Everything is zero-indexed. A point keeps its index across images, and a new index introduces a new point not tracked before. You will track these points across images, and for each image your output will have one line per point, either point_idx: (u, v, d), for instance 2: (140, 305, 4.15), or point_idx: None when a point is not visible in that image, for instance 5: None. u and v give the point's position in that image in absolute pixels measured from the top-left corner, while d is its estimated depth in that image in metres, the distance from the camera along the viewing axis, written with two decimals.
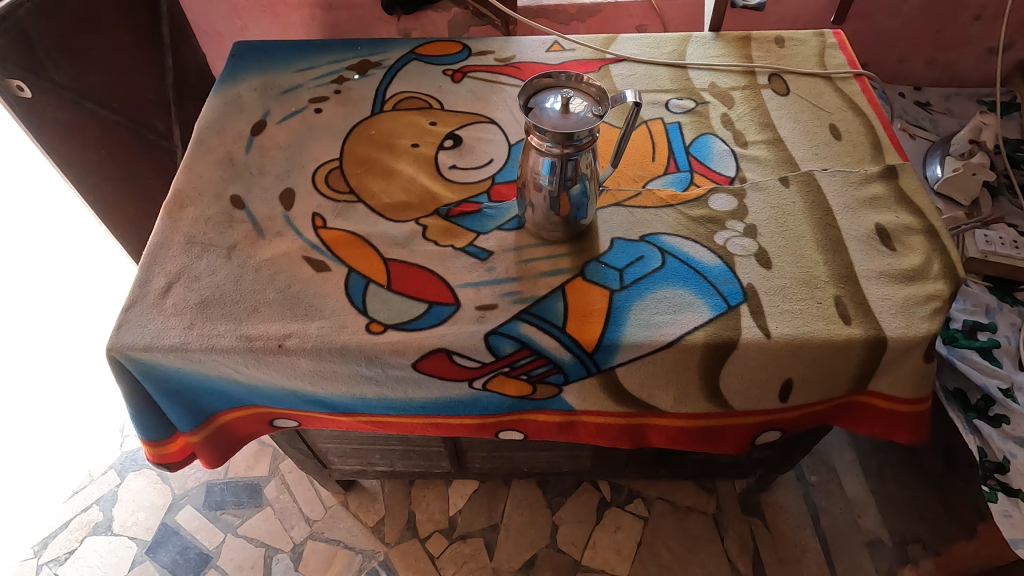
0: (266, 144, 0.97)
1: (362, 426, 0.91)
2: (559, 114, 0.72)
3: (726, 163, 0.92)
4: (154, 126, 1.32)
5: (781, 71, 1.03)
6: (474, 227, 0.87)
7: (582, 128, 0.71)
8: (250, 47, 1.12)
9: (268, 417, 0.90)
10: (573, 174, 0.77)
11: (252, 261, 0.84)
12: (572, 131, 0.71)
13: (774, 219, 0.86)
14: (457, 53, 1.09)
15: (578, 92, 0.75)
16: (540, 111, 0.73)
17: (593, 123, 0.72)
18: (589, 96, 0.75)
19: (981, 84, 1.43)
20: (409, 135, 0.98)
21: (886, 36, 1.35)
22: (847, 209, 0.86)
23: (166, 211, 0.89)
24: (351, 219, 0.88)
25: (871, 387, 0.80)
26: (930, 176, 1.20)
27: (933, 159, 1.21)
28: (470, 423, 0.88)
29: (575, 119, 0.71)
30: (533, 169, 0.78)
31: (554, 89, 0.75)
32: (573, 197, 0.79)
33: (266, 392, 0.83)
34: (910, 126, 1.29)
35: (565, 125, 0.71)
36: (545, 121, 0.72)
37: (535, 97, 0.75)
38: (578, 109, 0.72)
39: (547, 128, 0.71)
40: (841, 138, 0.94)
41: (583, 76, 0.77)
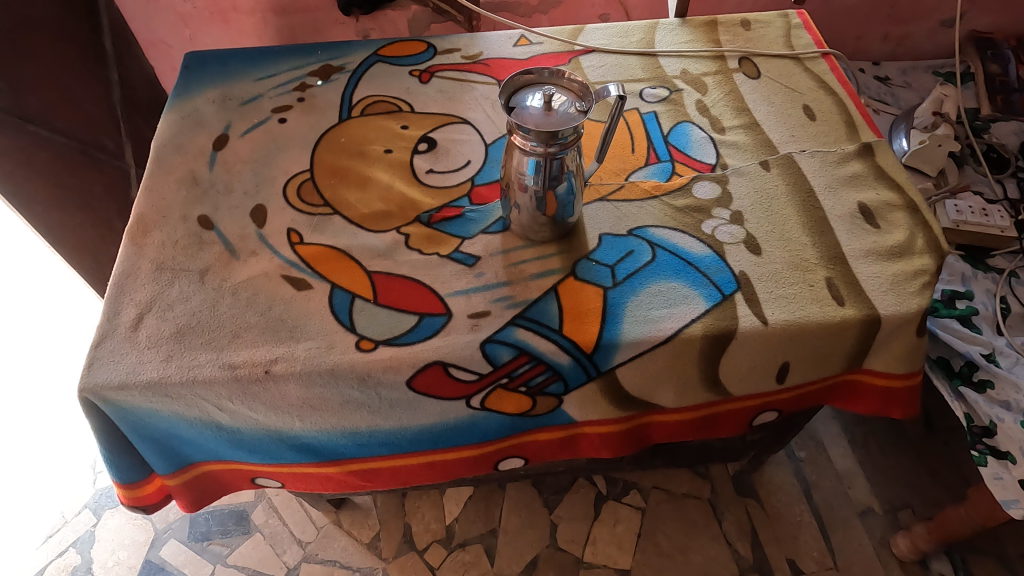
0: (230, 159, 0.93)
1: (350, 480, 0.89)
2: (542, 113, 0.70)
3: (705, 150, 0.92)
4: (105, 145, 1.25)
5: (751, 54, 1.03)
6: (458, 233, 0.84)
7: (566, 125, 0.69)
8: (203, 56, 1.06)
9: (252, 474, 0.88)
10: (558, 173, 0.75)
11: (228, 284, 0.80)
12: (557, 129, 0.69)
13: (759, 205, 0.85)
14: (423, 52, 1.06)
15: (561, 88, 0.73)
16: (522, 109, 0.70)
17: (578, 120, 0.70)
18: (571, 91, 0.73)
19: (935, 56, 1.46)
20: (381, 141, 0.94)
21: (843, 13, 1.37)
22: (829, 189, 0.86)
23: (129, 237, 0.84)
24: (329, 233, 0.84)
25: (866, 365, 0.81)
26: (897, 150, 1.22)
27: (898, 133, 1.23)
28: (469, 456, 0.87)
29: (559, 117, 0.69)
30: (517, 169, 0.76)
31: (536, 86, 0.73)
32: (559, 195, 0.77)
33: (252, 440, 0.81)
34: (873, 101, 1.31)
35: (549, 123, 0.69)
36: (528, 120, 0.70)
37: (516, 95, 0.72)
38: (561, 106, 0.70)
39: (530, 127, 0.69)
40: (816, 118, 0.94)
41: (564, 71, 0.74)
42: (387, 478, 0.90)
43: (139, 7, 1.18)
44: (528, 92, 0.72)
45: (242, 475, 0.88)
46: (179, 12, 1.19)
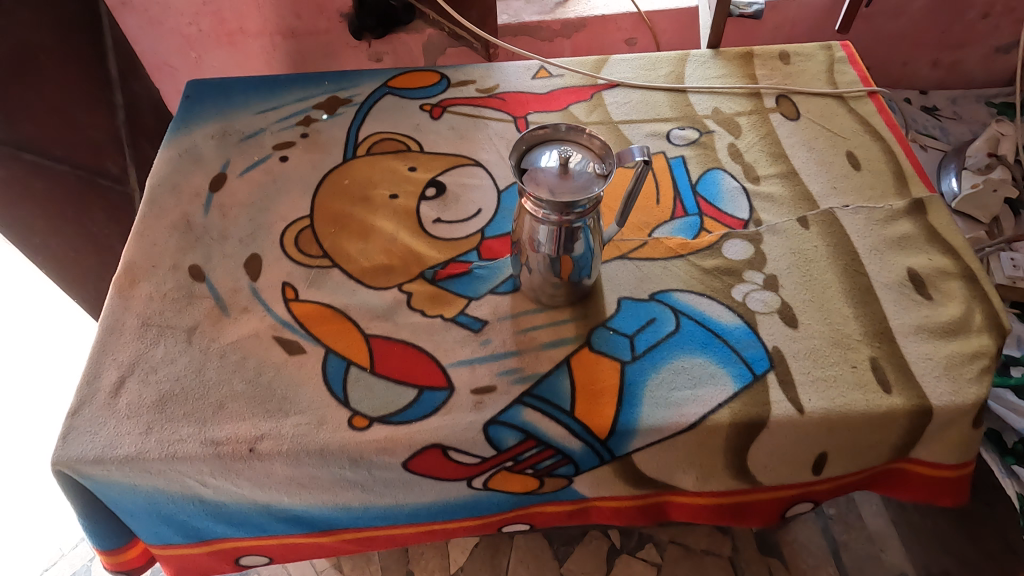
0: (226, 202, 0.87)
1: (345, 546, 0.84)
2: (557, 177, 0.63)
3: (738, 203, 0.84)
4: (108, 170, 1.21)
5: (789, 92, 0.95)
6: (464, 292, 0.78)
7: (584, 193, 0.62)
8: (205, 85, 1.01)
9: (237, 553, 0.83)
10: (574, 237, 0.68)
11: (215, 345, 0.75)
12: (573, 197, 0.62)
13: (795, 269, 0.77)
14: (435, 84, 1.00)
15: (579, 146, 0.66)
16: (535, 172, 0.63)
17: (597, 186, 0.63)
18: (591, 150, 0.66)
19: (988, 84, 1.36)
20: (386, 184, 0.88)
21: (888, 38, 1.27)
22: (875, 252, 0.78)
23: (116, 288, 0.79)
24: (326, 289, 0.78)
25: (913, 455, 0.72)
26: (946, 190, 1.16)
27: (947, 173, 1.17)
28: (472, 525, 0.81)
29: (576, 182, 0.62)
30: (530, 232, 0.69)
31: (551, 143, 0.66)
32: (576, 257, 0.70)
33: (239, 513, 0.75)
34: (919, 135, 1.23)
35: (564, 191, 0.62)
36: (542, 186, 0.63)
37: (529, 154, 0.65)
38: (579, 169, 0.63)
39: (544, 194, 0.62)
40: (861, 168, 0.86)
41: (582, 126, 0.67)
42: (384, 541, 0.84)
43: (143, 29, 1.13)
44: (542, 151, 0.65)
45: (223, 557, 0.83)
46: (185, 34, 1.14)
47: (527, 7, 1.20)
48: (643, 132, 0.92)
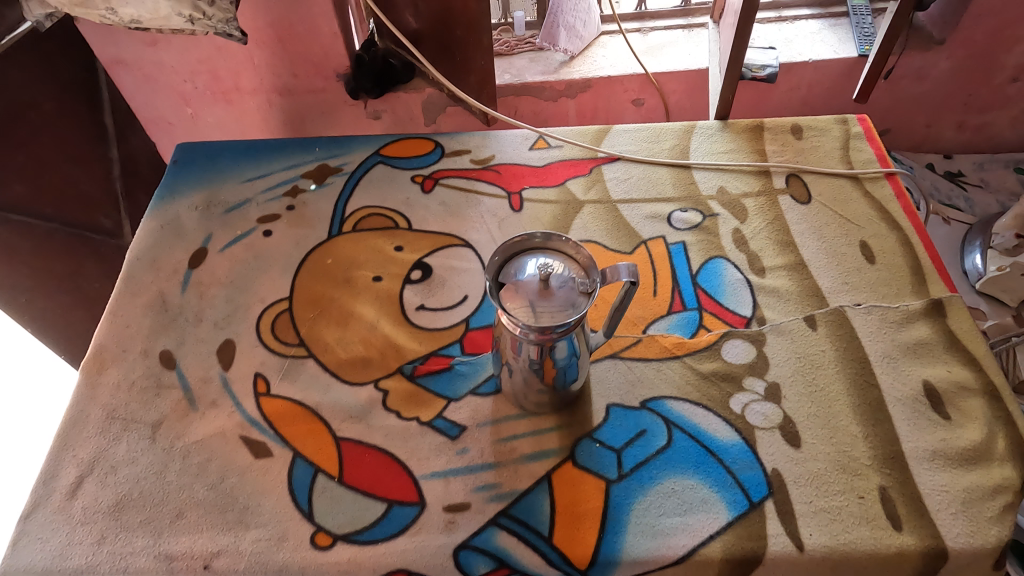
0: (204, 280, 0.84)
1: None
2: (537, 297, 0.58)
3: (741, 298, 0.78)
4: (101, 225, 1.20)
5: (800, 171, 0.89)
6: (443, 391, 0.73)
7: (565, 318, 0.57)
8: (194, 149, 0.98)
9: None
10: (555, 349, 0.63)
11: (179, 445, 0.71)
12: (553, 322, 0.57)
13: (800, 376, 0.71)
14: (429, 153, 0.96)
15: (562, 257, 0.61)
16: (513, 290, 0.59)
17: (580, 307, 0.58)
18: (574, 262, 0.61)
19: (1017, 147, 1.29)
20: (370, 265, 0.84)
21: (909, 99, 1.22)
22: (888, 361, 0.72)
23: (83, 375, 0.76)
24: (298, 383, 0.75)
25: None
26: (970, 266, 1.15)
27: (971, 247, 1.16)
28: None
29: (556, 303, 0.58)
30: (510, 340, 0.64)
31: (531, 254, 0.61)
32: (559, 361, 0.65)
33: None
34: (942, 207, 1.21)
35: (544, 314, 0.57)
36: (519, 308, 0.58)
37: (506, 266, 0.61)
38: (560, 287, 0.58)
39: (521, 318, 0.57)
40: (876, 261, 0.80)
41: (565, 236, 0.62)
42: None
43: (139, 86, 1.11)
44: (520, 265, 0.60)
45: None
46: (179, 92, 1.12)
47: (531, 66, 1.16)
48: (642, 213, 0.87)
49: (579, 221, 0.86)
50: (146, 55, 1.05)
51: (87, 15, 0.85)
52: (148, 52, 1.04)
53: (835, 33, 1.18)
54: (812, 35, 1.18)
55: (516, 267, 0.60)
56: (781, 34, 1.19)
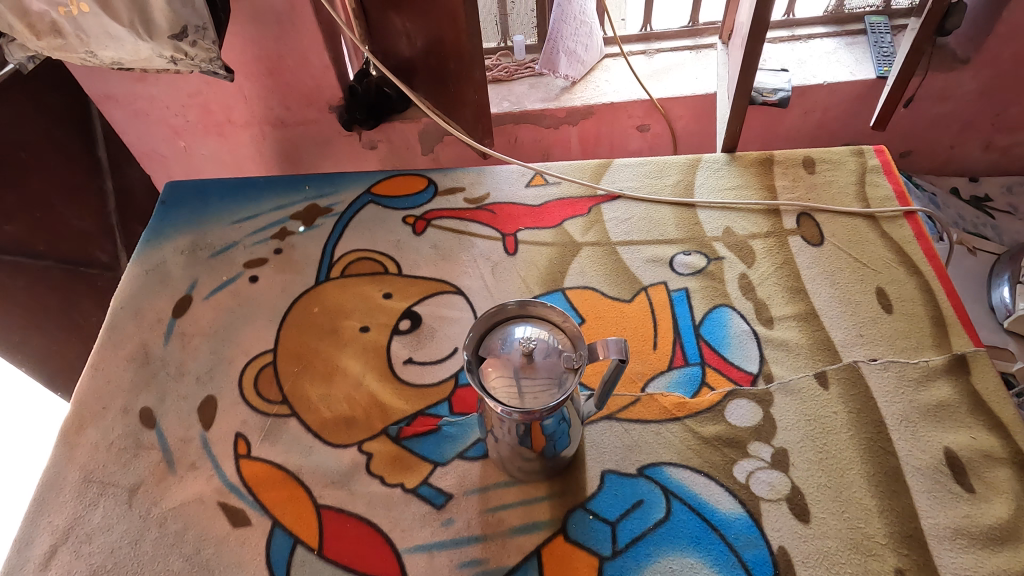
0: (188, 330, 0.82)
1: None
2: (519, 376, 0.54)
3: (747, 351, 0.73)
4: (93, 258, 1.18)
5: (812, 210, 0.84)
6: (430, 455, 0.69)
7: (550, 399, 0.54)
8: (182, 188, 0.96)
9: None
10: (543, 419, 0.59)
11: (156, 511, 0.68)
12: (536, 404, 0.54)
13: (810, 441, 0.67)
14: (422, 192, 0.93)
15: (547, 327, 0.57)
16: (492, 368, 0.55)
17: (565, 386, 0.54)
18: (561, 333, 0.57)
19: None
20: (358, 314, 0.81)
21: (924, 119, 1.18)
22: (906, 424, 0.66)
23: (61, 435, 0.74)
24: (280, 444, 0.72)
25: None
26: (998, 301, 1.13)
27: (999, 280, 1.13)
28: None
29: (539, 383, 0.54)
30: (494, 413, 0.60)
31: (513, 324, 0.58)
32: (547, 427, 0.59)
33: None
34: (969, 238, 1.18)
35: (526, 396, 0.54)
36: (500, 389, 0.55)
37: (487, 339, 0.57)
38: (543, 364, 0.55)
39: (502, 401, 0.54)
40: (893, 311, 0.75)
41: (547, 303, 0.59)
42: None
43: (130, 120, 1.11)
44: (501, 338, 0.56)
45: None
46: (171, 124, 1.11)
47: (530, 92, 1.17)
48: (643, 256, 0.82)
49: (576, 265, 0.82)
50: (136, 90, 1.04)
51: (66, 59, 0.82)
52: (138, 87, 1.04)
53: (852, 52, 1.17)
54: (828, 54, 1.17)
55: (497, 341, 0.56)
56: (795, 54, 1.18)
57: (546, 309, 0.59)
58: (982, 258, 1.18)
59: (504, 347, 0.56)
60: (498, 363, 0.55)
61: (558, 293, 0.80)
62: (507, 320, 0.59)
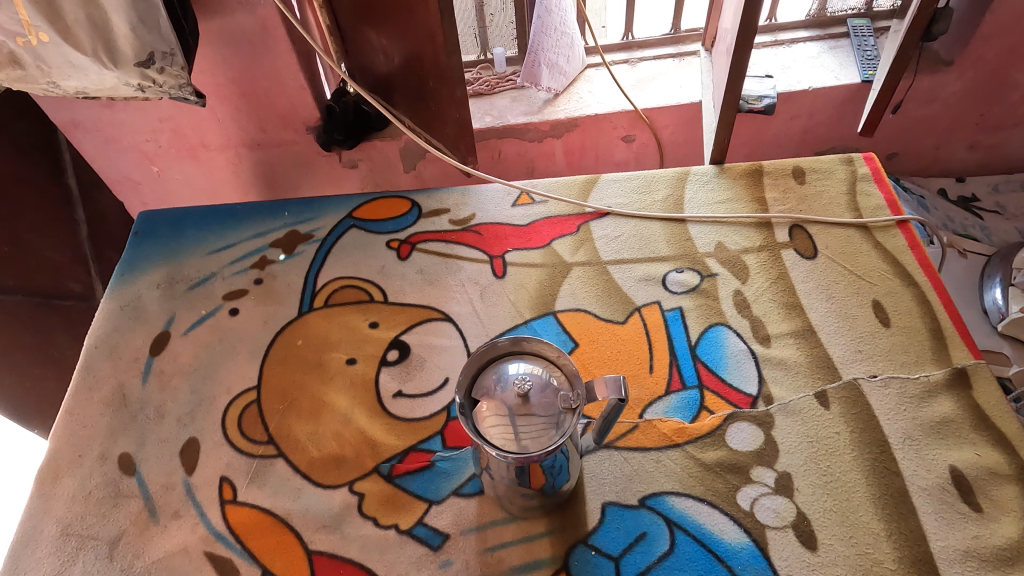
0: (167, 368, 0.78)
1: None
2: (513, 419, 0.53)
3: (745, 372, 0.71)
4: (63, 289, 1.14)
5: (804, 221, 0.83)
6: (423, 493, 0.67)
7: (548, 442, 0.52)
8: (157, 218, 0.93)
9: None
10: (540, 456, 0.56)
11: (138, 565, 0.64)
12: (534, 449, 0.52)
13: (813, 464, 0.65)
14: (405, 214, 0.91)
15: (542, 365, 0.56)
16: (486, 412, 0.53)
17: (563, 428, 0.53)
18: (556, 369, 0.56)
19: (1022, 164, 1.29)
20: (344, 345, 0.78)
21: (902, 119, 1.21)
22: (909, 443, 0.65)
23: (35, 487, 0.70)
24: (267, 487, 0.68)
25: None
26: (991, 304, 1.15)
27: (990, 282, 1.16)
28: None
29: (536, 426, 0.52)
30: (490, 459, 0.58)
31: (505, 363, 0.56)
32: (546, 465, 0.57)
33: None
34: (959, 239, 1.22)
35: (522, 441, 0.52)
36: (494, 434, 0.53)
37: (479, 379, 0.56)
38: (540, 405, 0.53)
39: (498, 445, 0.52)
40: (891, 324, 0.73)
41: (541, 339, 0.57)
42: None
43: (100, 147, 1.08)
44: (493, 379, 0.55)
45: None
46: (144, 150, 1.07)
47: (513, 106, 1.17)
48: (635, 275, 0.80)
49: (567, 287, 0.80)
50: (104, 117, 1.01)
51: (27, 90, 0.78)
52: (106, 113, 1.01)
53: (836, 56, 1.18)
54: (812, 59, 1.19)
55: (489, 382, 0.54)
56: (779, 59, 1.20)
57: (541, 345, 0.58)
58: (972, 259, 1.21)
59: (497, 389, 0.54)
60: (491, 406, 0.53)
61: (549, 317, 0.78)
62: (499, 358, 0.57)
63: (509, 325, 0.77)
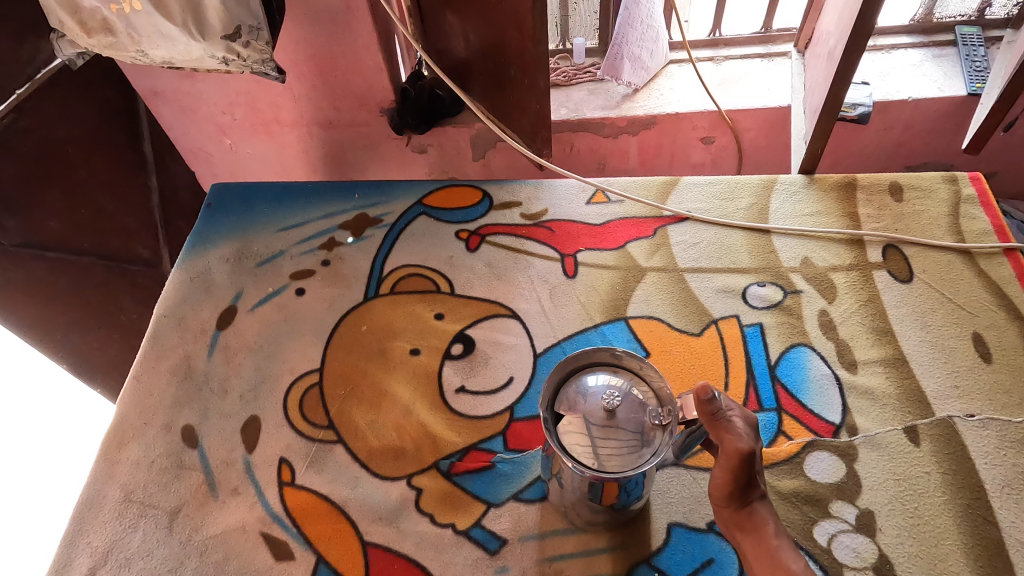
0: (232, 344, 0.79)
1: None
2: (599, 436, 0.50)
3: (830, 400, 0.67)
4: (131, 252, 1.16)
5: (899, 242, 0.79)
6: (483, 495, 0.65)
7: (636, 461, 0.50)
8: (229, 191, 0.94)
9: None
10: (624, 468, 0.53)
11: (196, 539, 0.64)
12: (622, 468, 0.49)
13: (899, 504, 0.60)
14: (476, 205, 0.89)
15: (627, 378, 0.53)
16: (569, 429, 0.51)
17: (654, 446, 0.50)
18: (642, 384, 0.53)
19: None
20: (408, 335, 0.77)
21: (1004, 135, 1.15)
22: (1007, 492, 0.60)
23: (101, 451, 0.71)
24: (325, 473, 0.67)
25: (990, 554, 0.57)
26: None
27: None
28: None
29: (623, 443, 0.50)
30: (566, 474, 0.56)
31: (590, 374, 0.54)
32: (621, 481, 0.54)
33: None
34: None
35: (608, 459, 0.50)
36: (579, 451, 0.50)
37: (561, 393, 0.53)
38: (626, 421, 0.51)
39: (585, 464, 0.50)
40: (992, 360, 0.68)
41: (619, 351, 0.55)
42: None
43: (177, 117, 1.09)
44: (575, 392, 0.53)
45: None
46: (219, 122, 1.08)
47: (590, 99, 1.15)
48: (713, 285, 0.77)
49: (640, 293, 0.77)
50: (183, 88, 1.02)
51: (117, 58, 0.79)
52: (185, 84, 1.01)
53: (939, 66, 1.12)
54: (913, 67, 1.13)
55: (571, 396, 0.52)
56: (876, 66, 1.14)
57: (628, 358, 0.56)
58: None
59: (580, 403, 0.52)
60: (574, 421, 0.51)
61: (621, 322, 0.75)
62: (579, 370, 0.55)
63: (578, 328, 0.75)
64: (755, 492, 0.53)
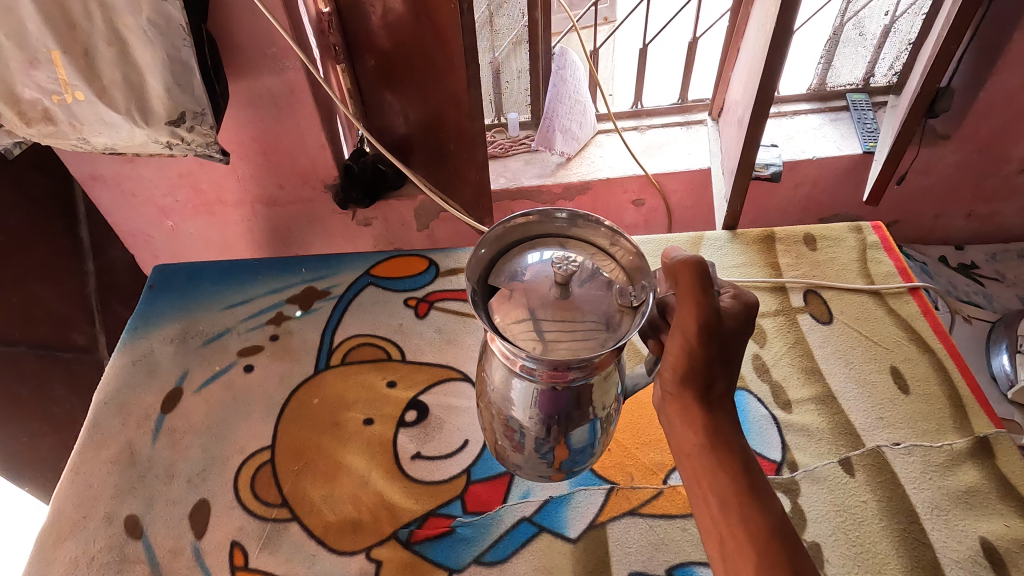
0: (178, 426, 0.77)
1: None
2: (544, 314, 0.48)
3: (769, 438, 0.71)
4: (65, 340, 1.13)
5: (817, 287, 0.86)
6: (444, 560, 0.64)
7: (597, 347, 0.47)
8: (172, 272, 0.93)
9: None
10: (574, 419, 0.52)
11: None
12: (579, 351, 0.46)
13: (842, 534, 0.63)
14: (423, 272, 0.92)
15: (584, 259, 0.52)
16: (518, 312, 0.48)
17: (608, 331, 0.47)
18: (602, 265, 0.52)
19: (1006, 233, 1.41)
20: (361, 405, 0.77)
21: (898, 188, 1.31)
22: (937, 513, 0.64)
23: (36, 550, 0.67)
24: (280, 553, 0.65)
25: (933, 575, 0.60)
26: (998, 370, 1.24)
27: (997, 348, 1.25)
28: None
29: (582, 329, 0.47)
30: (501, 385, 0.52)
31: (543, 255, 0.52)
32: (574, 440, 0.54)
33: None
34: (964, 307, 1.33)
35: (565, 343, 0.46)
36: (518, 330, 0.47)
37: (508, 275, 0.51)
38: (587, 302, 0.48)
39: (533, 347, 0.46)
40: (909, 391, 0.74)
41: (575, 231, 0.55)
42: None
43: (116, 202, 1.08)
44: (521, 262, 0.51)
45: None
46: (160, 205, 1.09)
47: (526, 168, 1.22)
48: None
49: None
50: (124, 172, 1.02)
51: (56, 146, 0.80)
52: (126, 168, 1.02)
53: (837, 128, 1.25)
54: (814, 130, 1.25)
55: (522, 276, 0.50)
56: (783, 130, 1.26)
57: (593, 231, 0.55)
58: (980, 325, 1.32)
59: (534, 283, 0.49)
60: (526, 301, 0.48)
61: None
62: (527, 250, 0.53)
63: None
64: (717, 394, 0.50)
